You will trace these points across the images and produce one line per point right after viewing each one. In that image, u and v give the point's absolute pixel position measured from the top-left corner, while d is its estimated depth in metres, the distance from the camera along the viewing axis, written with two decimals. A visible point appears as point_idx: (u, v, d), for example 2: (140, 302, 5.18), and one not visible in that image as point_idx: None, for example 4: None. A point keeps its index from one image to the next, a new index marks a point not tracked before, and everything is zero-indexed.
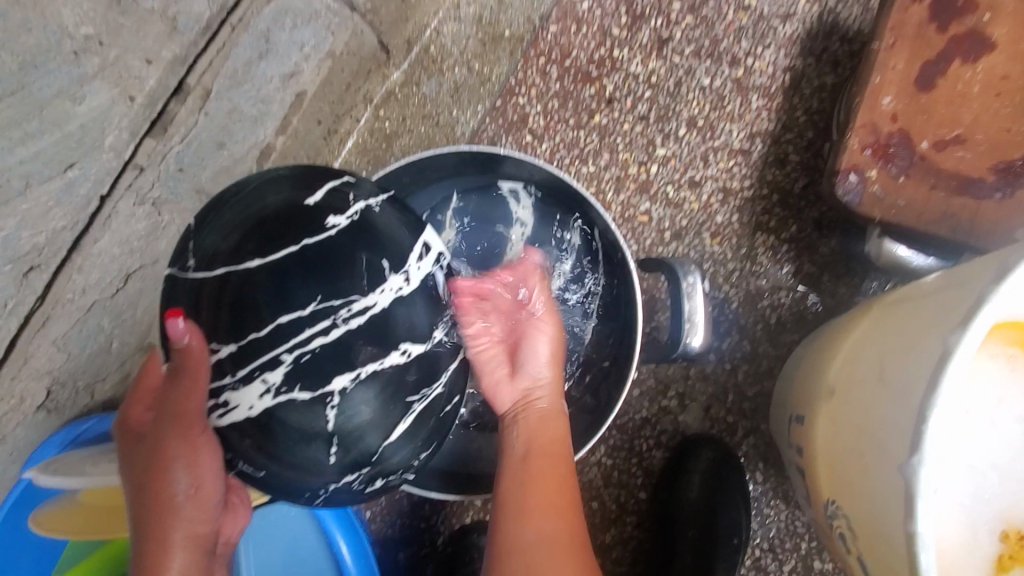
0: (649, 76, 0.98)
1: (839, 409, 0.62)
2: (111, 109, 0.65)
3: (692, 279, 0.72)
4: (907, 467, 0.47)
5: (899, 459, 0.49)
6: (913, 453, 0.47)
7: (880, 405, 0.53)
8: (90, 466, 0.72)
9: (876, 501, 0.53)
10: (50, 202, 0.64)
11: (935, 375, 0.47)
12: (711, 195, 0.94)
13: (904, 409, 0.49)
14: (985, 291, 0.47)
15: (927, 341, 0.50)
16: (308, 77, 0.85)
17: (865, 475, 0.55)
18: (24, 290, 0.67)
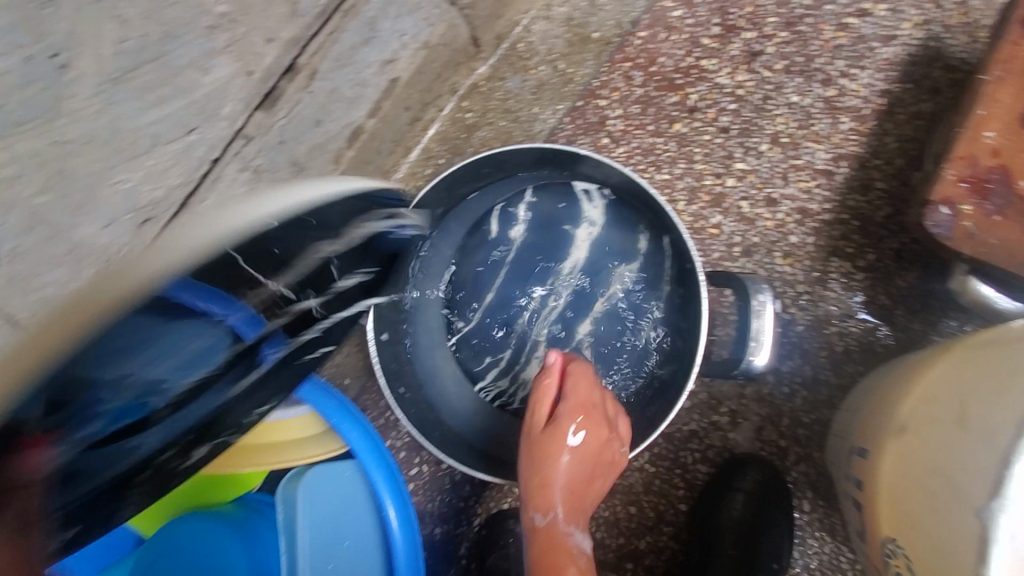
0: (736, 88, 0.97)
1: (910, 449, 0.60)
2: (231, 81, 0.70)
3: (763, 300, 0.71)
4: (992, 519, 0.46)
5: (976, 504, 0.49)
6: (991, 498, 0.48)
7: (963, 451, 0.52)
8: None
9: (942, 538, 0.53)
10: (170, 161, 0.70)
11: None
12: (788, 215, 0.93)
13: (984, 454, 0.50)
14: None
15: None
16: (403, 64, 0.92)
17: (936, 519, 0.54)
18: (138, 238, 0.73)
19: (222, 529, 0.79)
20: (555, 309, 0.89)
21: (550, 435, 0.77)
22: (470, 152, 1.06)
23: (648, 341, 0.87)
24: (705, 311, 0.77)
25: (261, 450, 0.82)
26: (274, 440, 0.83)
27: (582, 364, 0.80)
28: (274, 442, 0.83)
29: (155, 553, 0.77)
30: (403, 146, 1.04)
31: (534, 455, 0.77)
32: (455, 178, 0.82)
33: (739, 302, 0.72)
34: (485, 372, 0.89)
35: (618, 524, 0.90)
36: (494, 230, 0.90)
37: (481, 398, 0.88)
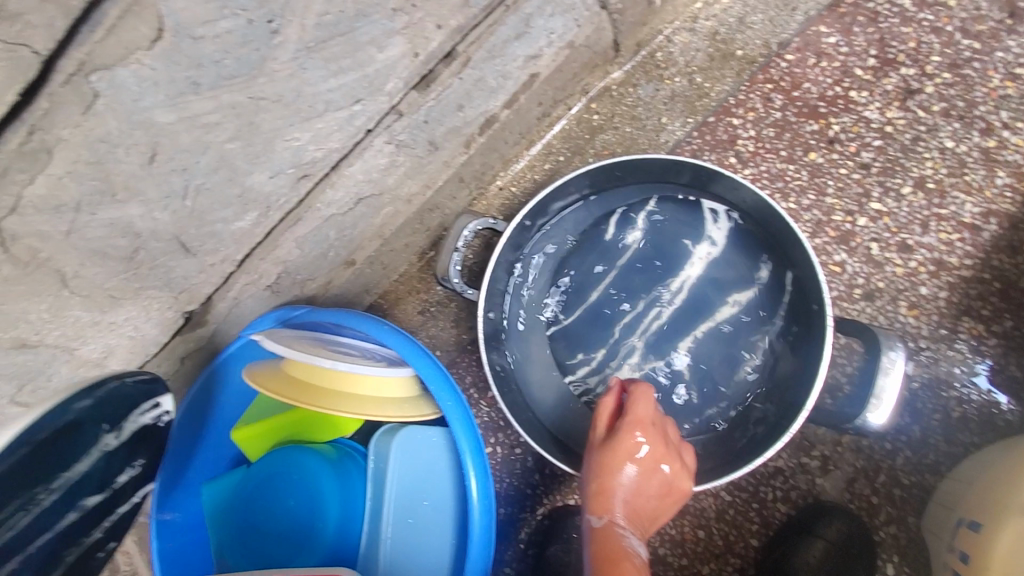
0: (884, 125, 0.93)
1: None
2: (399, 60, 0.75)
3: (895, 358, 0.69)
4: None
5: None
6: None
7: None
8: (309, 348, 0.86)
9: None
10: (334, 126, 0.77)
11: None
12: (921, 264, 0.88)
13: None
14: None
15: None
16: (546, 61, 0.94)
17: None
18: (293, 191, 0.80)
19: (322, 468, 0.87)
20: (658, 322, 0.89)
21: (608, 452, 0.70)
22: (591, 154, 1.07)
23: (751, 371, 0.85)
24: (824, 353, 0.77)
25: (359, 399, 0.83)
26: (374, 393, 0.84)
27: (645, 387, 0.73)
28: (370, 394, 0.83)
29: (269, 474, 0.88)
30: (528, 139, 1.08)
31: (590, 475, 0.70)
32: (597, 175, 0.87)
33: (868, 355, 0.70)
34: (576, 368, 0.91)
35: (683, 544, 0.89)
36: (610, 233, 0.91)
37: (568, 391, 0.90)
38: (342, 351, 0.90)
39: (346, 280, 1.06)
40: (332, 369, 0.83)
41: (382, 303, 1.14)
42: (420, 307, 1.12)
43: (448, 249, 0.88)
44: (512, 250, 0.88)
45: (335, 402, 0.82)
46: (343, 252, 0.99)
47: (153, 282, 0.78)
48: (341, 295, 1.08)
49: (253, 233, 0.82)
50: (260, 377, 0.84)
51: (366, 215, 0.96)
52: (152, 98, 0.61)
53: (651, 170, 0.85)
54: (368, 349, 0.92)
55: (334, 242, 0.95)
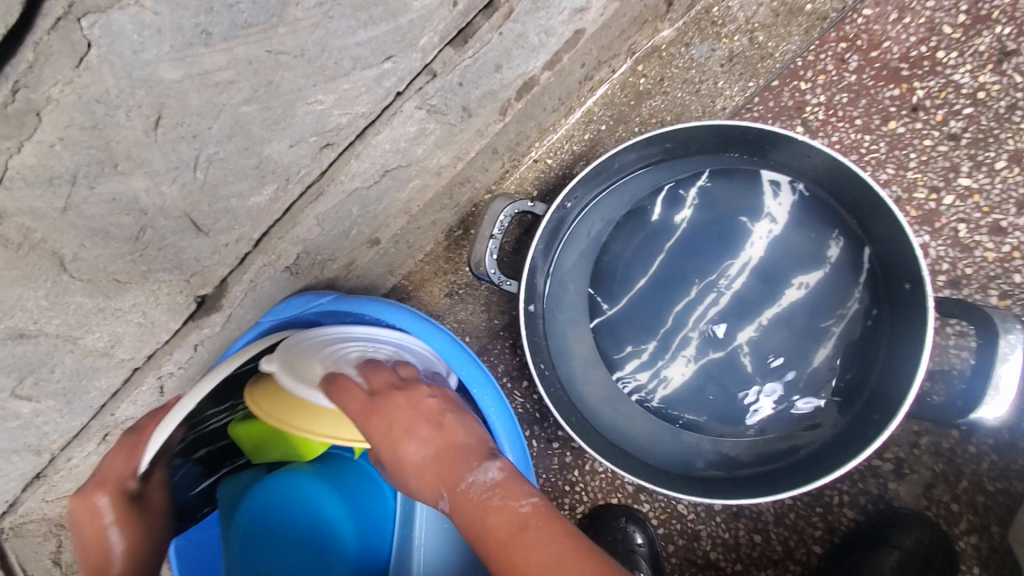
0: (976, 90, 0.82)
1: None
2: (436, 11, 0.65)
3: (1014, 344, 0.59)
4: None
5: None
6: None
7: None
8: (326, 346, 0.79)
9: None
10: (361, 88, 0.67)
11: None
12: (1015, 248, 0.78)
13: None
14: None
15: None
16: (592, 16, 0.84)
17: None
18: (315, 162, 0.72)
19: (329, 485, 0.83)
20: (717, 309, 0.81)
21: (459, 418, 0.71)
22: (637, 122, 0.98)
23: (825, 363, 0.77)
24: (923, 341, 0.67)
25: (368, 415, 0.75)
26: None
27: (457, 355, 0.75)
28: None
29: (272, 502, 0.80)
30: (567, 106, 0.98)
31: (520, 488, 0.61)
32: (635, 148, 0.76)
33: (982, 342, 0.61)
34: (625, 363, 0.83)
35: (738, 549, 0.84)
36: (658, 213, 0.82)
37: (620, 389, 0.83)
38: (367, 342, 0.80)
39: (370, 261, 0.98)
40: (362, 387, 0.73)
41: (406, 285, 1.06)
42: (447, 289, 1.04)
43: (483, 235, 0.78)
44: (552, 233, 0.79)
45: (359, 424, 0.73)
46: (367, 231, 0.91)
47: (161, 264, 0.70)
48: (362, 276, 1.00)
49: (271, 209, 0.73)
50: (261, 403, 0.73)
51: (392, 189, 0.87)
52: (155, 50, 0.52)
53: (697, 138, 0.75)
54: None
55: (357, 220, 0.87)
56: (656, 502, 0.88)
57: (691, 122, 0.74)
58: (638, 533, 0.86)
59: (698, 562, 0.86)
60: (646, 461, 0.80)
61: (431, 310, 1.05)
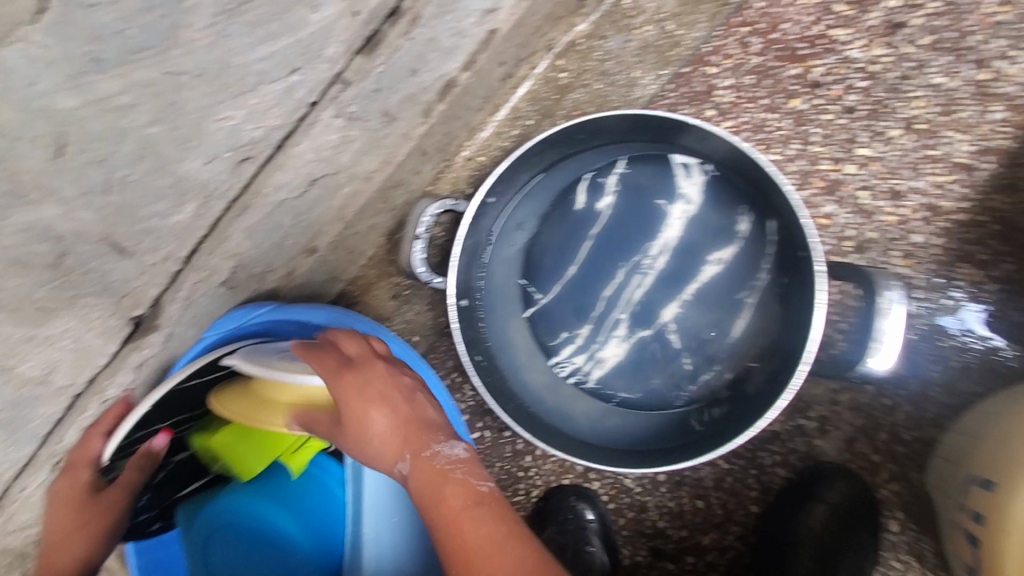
0: (869, 64, 0.86)
1: None
2: (338, 22, 0.67)
3: (898, 299, 0.65)
4: None
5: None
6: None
7: None
8: (278, 359, 0.79)
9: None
10: (271, 101, 0.69)
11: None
12: (914, 210, 0.83)
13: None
14: None
15: None
16: (504, 16, 0.86)
17: None
18: (234, 177, 0.73)
19: (269, 504, 0.85)
20: (642, 290, 0.84)
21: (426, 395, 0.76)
22: (561, 115, 1.00)
23: (742, 333, 0.81)
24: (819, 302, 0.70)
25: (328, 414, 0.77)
26: None
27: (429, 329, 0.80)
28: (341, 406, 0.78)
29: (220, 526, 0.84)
30: (492, 104, 1.00)
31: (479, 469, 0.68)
32: (547, 142, 0.78)
33: (865, 298, 0.66)
34: (561, 348, 0.86)
35: (682, 516, 0.87)
36: (580, 201, 0.85)
37: (556, 373, 0.86)
38: None
39: (310, 270, 0.99)
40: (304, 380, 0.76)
41: (352, 290, 1.07)
42: (393, 292, 1.06)
43: (409, 236, 0.81)
44: (478, 229, 0.82)
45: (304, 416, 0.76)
46: (302, 241, 0.93)
47: (89, 288, 0.70)
48: (305, 286, 1.01)
49: (195, 225, 0.74)
50: (228, 402, 0.80)
51: (323, 198, 0.88)
52: (49, 81, 0.54)
53: (607, 128, 0.78)
54: None
55: (290, 230, 0.88)
56: (604, 479, 0.91)
57: (599, 113, 0.76)
58: (587, 510, 0.89)
59: (647, 532, 0.89)
60: (586, 439, 0.84)
61: (378, 313, 1.07)
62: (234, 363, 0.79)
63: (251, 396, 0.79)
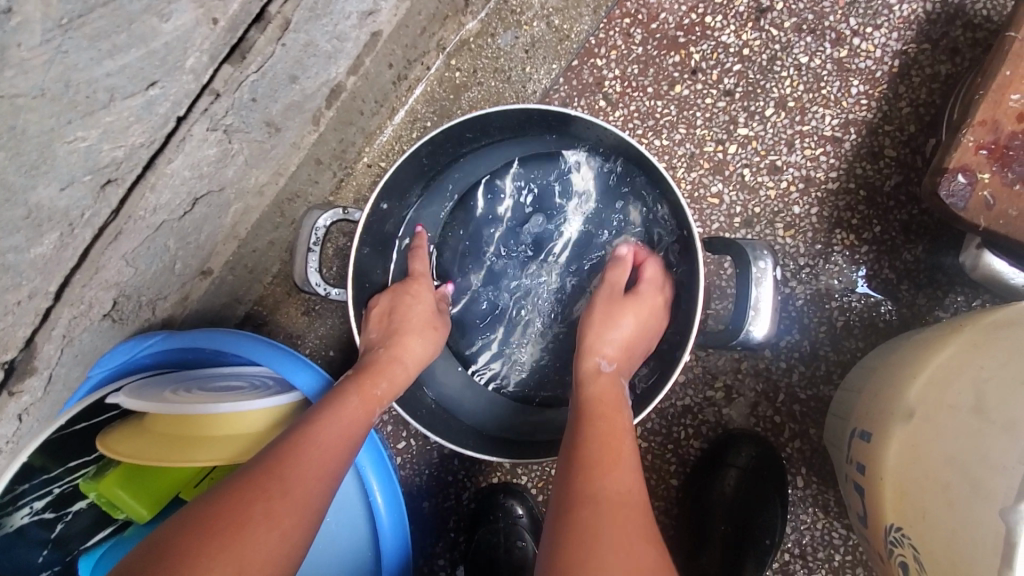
0: (741, 48, 0.91)
1: (921, 437, 0.52)
2: (195, 30, 0.63)
3: (765, 265, 0.69)
4: (1008, 514, 0.39)
5: (1000, 505, 0.40)
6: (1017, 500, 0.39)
7: (974, 438, 0.45)
8: (173, 396, 0.76)
9: (961, 545, 0.44)
10: (130, 118, 0.64)
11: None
12: (792, 183, 0.88)
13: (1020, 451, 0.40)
14: None
15: None
16: (385, 18, 0.85)
17: (943, 510, 0.47)
18: (100, 202, 0.67)
19: None
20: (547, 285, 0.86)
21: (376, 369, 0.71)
22: (458, 114, 1.00)
23: None
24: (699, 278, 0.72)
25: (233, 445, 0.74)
26: (258, 428, 0.76)
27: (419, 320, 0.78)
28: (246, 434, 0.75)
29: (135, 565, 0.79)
30: (387, 107, 0.98)
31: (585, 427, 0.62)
32: (437, 142, 0.77)
33: (739, 268, 0.69)
34: (478, 355, 0.87)
35: None
36: (481, 202, 0.86)
37: (476, 381, 0.86)
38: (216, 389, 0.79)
39: (207, 293, 0.94)
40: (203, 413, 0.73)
41: (261, 310, 1.04)
42: (304, 308, 1.04)
43: (302, 249, 0.80)
44: (376, 237, 0.80)
45: (204, 452, 0.72)
46: (195, 264, 0.88)
47: None
48: (206, 309, 0.96)
49: (61, 257, 0.67)
50: (115, 444, 0.73)
51: (210, 216, 0.84)
52: None
53: (494, 124, 0.77)
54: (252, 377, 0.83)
55: (178, 253, 0.83)
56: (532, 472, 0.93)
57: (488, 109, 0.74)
58: (517, 505, 0.90)
59: None
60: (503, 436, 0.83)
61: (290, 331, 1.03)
62: (120, 401, 0.73)
63: (144, 435, 0.75)
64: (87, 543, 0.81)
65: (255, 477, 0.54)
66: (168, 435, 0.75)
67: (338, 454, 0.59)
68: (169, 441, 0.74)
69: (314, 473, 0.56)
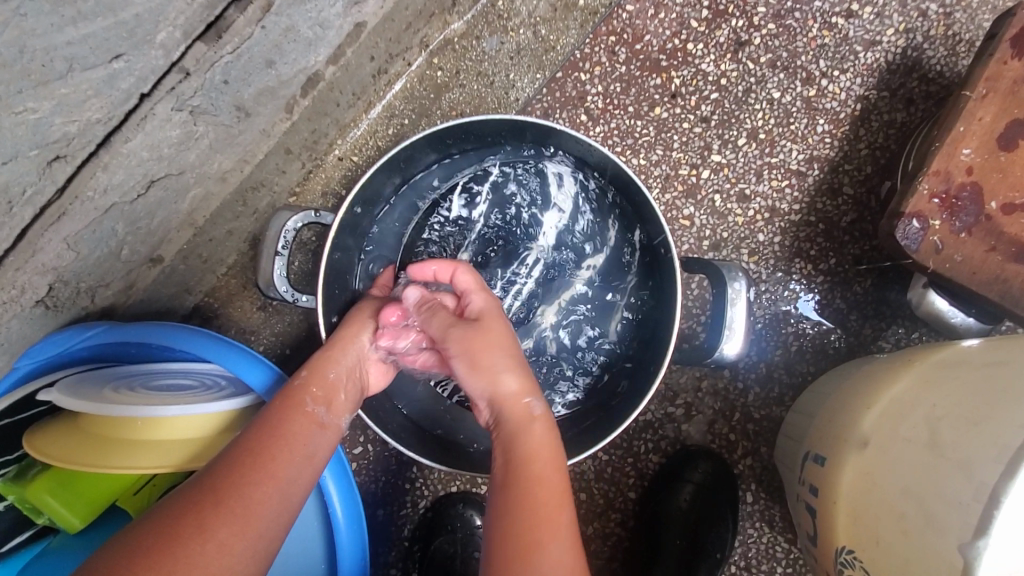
0: (719, 77, 0.94)
1: (876, 466, 0.55)
2: (169, 3, 0.58)
3: (739, 288, 0.72)
4: (967, 547, 0.42)
5: (956, 540, 0.43)
6: (973, 536, 0.42)
7: (929, 473, 0.48)
8: (113, 394, 0.70)
9: (918, 573, 0.47)
10: (88, 92, 0.58)
11: (1006, 466, 0.41)
12: (758, 212, 0.92)
13: (970, 489, 0.43)
14: (1014, 385, 0.45)
15: (1001, 421, 0.44)
16: (371, 9, 0.81)
17: (898, 538, 0.50)
18: (45, 179, 0.61)
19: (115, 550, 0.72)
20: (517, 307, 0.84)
21: (319, 361, 0.66)
22: (438, 115, 0.98)
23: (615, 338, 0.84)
24: (679, 289, 0.72)
25: (177, 448, 0.68)
26: (206, 432, 0.71)
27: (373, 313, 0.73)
28: (191, 438, 0.70)
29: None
30: (364, 100, 0.95)
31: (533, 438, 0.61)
32: (416, 147, 0.74)
33: (716, 290, 0.72)
34: None
35: None
36: (457, 209, 0.85)
37: (437, 391, 0.84)
38: (162, 390, 0.74)
39: (155, 281, 0.88)
40: (147, 415, 0.68)
41: (211, 302, 0.99)
42: (260, 303, 0.99)
43: (269, 253, 0.75)
44: (347, 239, 0.77)
45: (149, 457, 0.67)
46: (143, 251, 0.81)
47: None
48: (151, 299, 0.90)
49: None
50: (44, 444, 0.67)
51: (166, 200, 0.78)
52: None
53: (481, 130, 0.75)
54: (204, 377, 0.78)
55: (126, 238, 0.77)
56: (491, 483, 0.93)
57: (473, 116, 0.72)
58: (476, 516, 0.90)
59: None
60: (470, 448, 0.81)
61: (244, 327, 0.99)
62: (51, 397, 0.67)
63: (80, 436, 0.69)
64: (2, 549, 0.72)
65: (200, 486, 0.51)
66: (103, 436, 0.69)
67: (287, 453, 0.56)
68: (106, 442, 0.68)
69: (262, 478, 0.53)
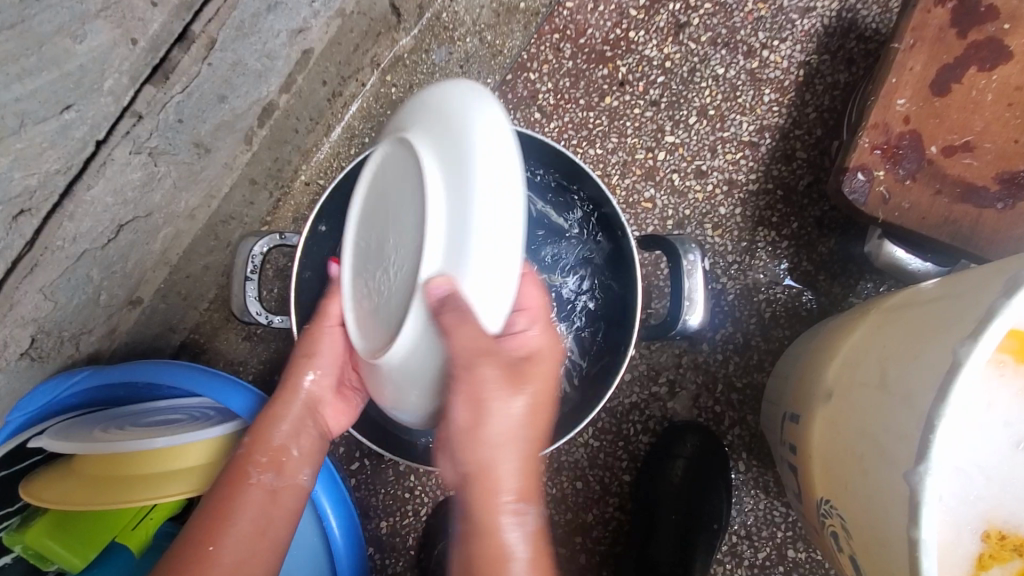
0: (664, 61, 0.96)
1: (838, 413, 0.56)
2: (112, 51, 0.60)
3: (694, 258, 0.74)
4: (912, 474, 0.43)
5: (903, 469, 0.44)
6: (916, 461, 0.43)
7: (880, 410, 0.49)
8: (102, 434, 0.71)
9: (880, 507, 0.48)
10: (43, 144, 0.60)
11: (938, 391, 0.43)
12: (716, 186, 0.94)
13: (912, 418, 0.45)
14: (947, 314, 0.47)
15: (934, 349, 0.45)
16: (316, 35, 0.83)
17: (861, 478, 0.51)
18: (13, 233, 0.63)
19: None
20: None
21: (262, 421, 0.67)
22: None
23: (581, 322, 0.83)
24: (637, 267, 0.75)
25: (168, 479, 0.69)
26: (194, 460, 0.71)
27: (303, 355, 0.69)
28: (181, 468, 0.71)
29: None
30: (323, 124, 0.97)
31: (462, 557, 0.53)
32: None
33: (670, 262, 0.74)
34: None
35: (565, 500, 0.90)
36: None
37: None
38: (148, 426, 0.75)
39: (138, 323, 0.90)
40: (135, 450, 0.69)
41: (197, 338, 1.01)
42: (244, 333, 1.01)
43: (239, 278, 0.78)
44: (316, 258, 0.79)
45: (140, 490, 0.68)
46: (122, 294, 0.83)
47: None
48: (137, 341, 0.92)
49: None
50: (40, 490, 0.69)
51: (137, 242, 0.80)
52: None
53: None
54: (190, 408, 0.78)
55: (102, 284, 0.79)
56: None
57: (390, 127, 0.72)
58: None
59: None
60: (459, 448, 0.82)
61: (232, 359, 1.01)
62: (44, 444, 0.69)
63: (74, 477, 0.71)
64: None
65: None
66: (98, 475, 0.70)
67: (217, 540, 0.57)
68: (99, 480, 0.70)
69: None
